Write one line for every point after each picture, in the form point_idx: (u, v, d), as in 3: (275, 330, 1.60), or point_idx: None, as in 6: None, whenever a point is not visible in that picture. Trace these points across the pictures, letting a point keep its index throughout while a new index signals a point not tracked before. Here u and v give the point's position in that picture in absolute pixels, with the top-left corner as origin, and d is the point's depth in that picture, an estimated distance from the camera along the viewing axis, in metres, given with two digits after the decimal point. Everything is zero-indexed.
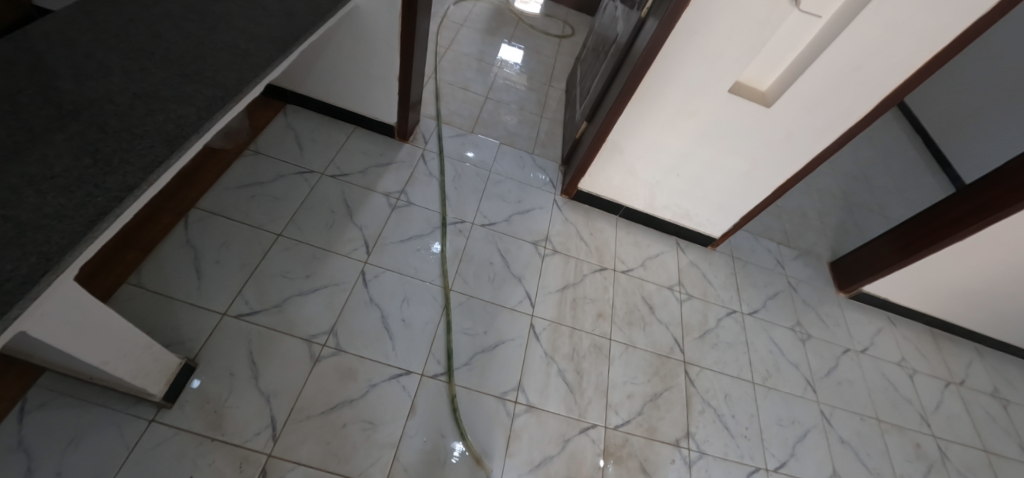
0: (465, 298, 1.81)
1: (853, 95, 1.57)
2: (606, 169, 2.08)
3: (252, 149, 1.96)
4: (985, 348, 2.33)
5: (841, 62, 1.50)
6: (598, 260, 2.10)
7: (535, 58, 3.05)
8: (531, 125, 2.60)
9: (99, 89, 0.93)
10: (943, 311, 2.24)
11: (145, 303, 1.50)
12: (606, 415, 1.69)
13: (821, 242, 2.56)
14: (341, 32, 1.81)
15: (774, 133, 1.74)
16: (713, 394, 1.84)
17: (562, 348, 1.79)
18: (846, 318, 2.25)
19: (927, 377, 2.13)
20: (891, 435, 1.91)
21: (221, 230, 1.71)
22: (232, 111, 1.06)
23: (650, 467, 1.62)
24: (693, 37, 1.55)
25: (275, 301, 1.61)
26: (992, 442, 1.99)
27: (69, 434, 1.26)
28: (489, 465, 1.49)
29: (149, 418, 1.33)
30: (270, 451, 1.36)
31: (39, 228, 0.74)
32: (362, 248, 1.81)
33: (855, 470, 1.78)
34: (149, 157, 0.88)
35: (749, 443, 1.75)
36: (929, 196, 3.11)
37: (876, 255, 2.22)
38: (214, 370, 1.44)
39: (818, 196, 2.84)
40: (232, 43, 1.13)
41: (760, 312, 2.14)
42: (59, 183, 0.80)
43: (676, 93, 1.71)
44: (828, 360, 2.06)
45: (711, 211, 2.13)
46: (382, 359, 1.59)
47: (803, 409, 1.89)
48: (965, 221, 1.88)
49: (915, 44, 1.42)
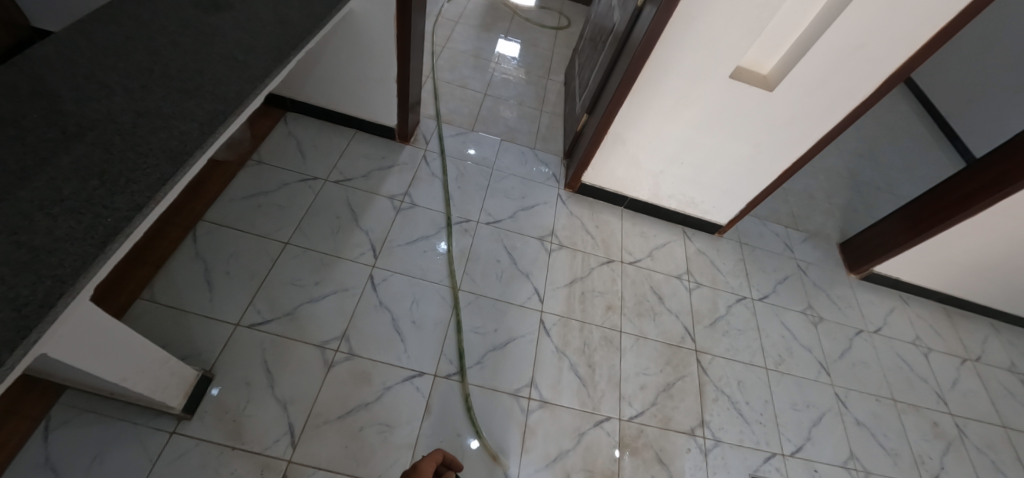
0: (475, 297, 1.82)
1: (857, 73, 1.55)
2: (608, 161, 2.07)
3: (255, 159, 1.97)
4: (1000, 323, 2.31)
5: (844, 41, 1.47)
6: (605, 252, 2.10)
7: (532, 51, 3.04)
8: (531, 119, 2.59)
9: (100, 109, 0.93)
10: (956, 288, 2.22)
11: (159, 317, 1.52)
12: (620, 408, 1.69)
13: (829, 223, 2.54)
14: (337, 36, 1.80)
15: (777, 116, 1.72)
16: (726, 381, 1.84)
17: (574, 342, 1.80)
18: (858, 298, 2.23)
19: (942, 355, 2.11)
20: (907, 415, 1.90)
21: (229, 242, 1.72)
22: (234, 124, 1.06)
23: (665, 457, 1.63)
24: (692, 23, 1.52)
25: (286, 309, 1.63)
26: (1011, 417, 1.98)
27: (93, 450, 1.28)
28: (506, 462, 1.51)
29: (171, 430, 1.35)
30: (290, 458, 1.38)
31: (54, 251, 0.76)
32: (369, 252, 1.82)
33: (872, 452, 1.78)
34: (154, 175, 0.88)
35: (764, 429, 1.75)
36: (938, 171, 3.08)
37: (885, 234, 2.19)
38: (231, 380, 1.47)
39: (825, 177, 2.81)
40: (230, 55, 1.13)
41: (770, 297, 2.13)
42: (68, 206, 0.81)
43: (677, 80, 1.70)
44: (842, 343, 2.05)
45: (716, 196, 2.12)
46: (395, 361, 1.61)
47: (817, 393, 1.88)
48: (975, 197, 1.86)
49: (919, 20, 1.39)
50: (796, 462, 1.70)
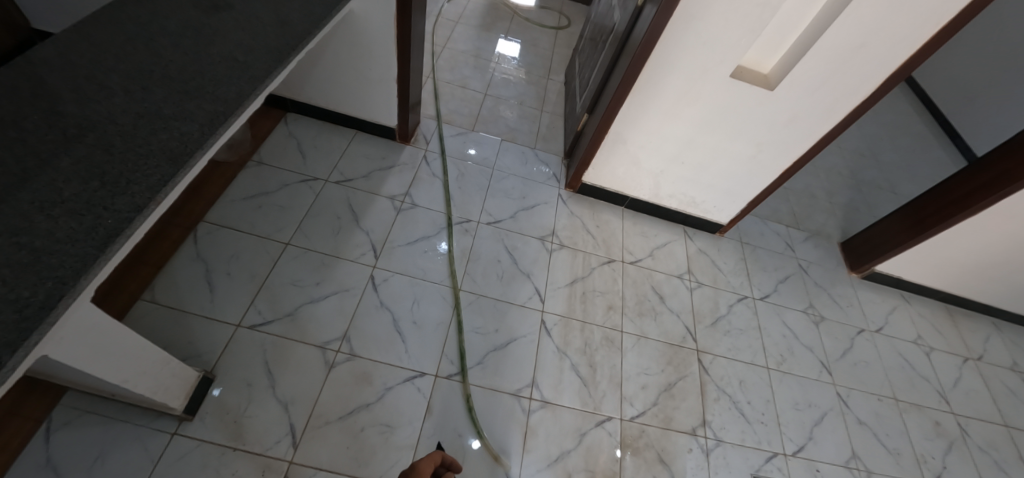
0: (476, 297, 1.82)
1: (859, 72, 1.54)
2: (609, 161, 2.07)
3: (255, 160, 1.97)
4: (1002, 322, 2.30)
5: (846, 40, 1.47)
6: (606, 252, 2.10)
7: (532, 51, 3.04)
8: (532, 119, 2.59)
9: (101, 110, 0.93)
10: (957, 287, 2.22)
11: (160, 318, 1.52)
12: (621, 408, 1.69)
13: (830, 222, 2.53)
14: (337, 37, 1.80)
15: (778, 115, 1.72)
16: (727, 381, 1.84)
17: (574, 342, 1.80)
18: (859, 298, 2.23)
19: (944, 354, 2.11)
20: (909, 414, 1.89)
21: (230, 243, 1.72)
22: (234, 125, 1.06)
23: (667, 457, 1.62)
24: (693, 23, 1.52)
25: (287, 310, 1.63)
26: (1013, 416, 1.97)
27: (95, 451, 1.28)
28: (507, 463, 1.51)
29: (172, 431, 1.35)
30: (292, 458, 1.38)
31: (54, 253, 0.76)
32: (369, 253, 1.82)
33: (874, 452, 1.78)
34: (154, 176, 0.88)
35: (766, 429, 1.75)
36: (939, 169, 3.07)
37: (886, 233, 2.19)
38: (232, 381, 1.47)
39: (826, 176, 2.81)
40: (230, 55, 1.13)
41: (771, 296, 2.13)
42: (69, 207, 0.81)
43: (677, 79, 1.69)
44: (843, 342, 2.05)
45: (717, 196, 2.12)
46: (395, 361, 1.60)
47: (818, 392, 1.88)
48: (976, 196, 1.86)
49: (921, 18, 1.38)
50: (798, 462, 1.70)
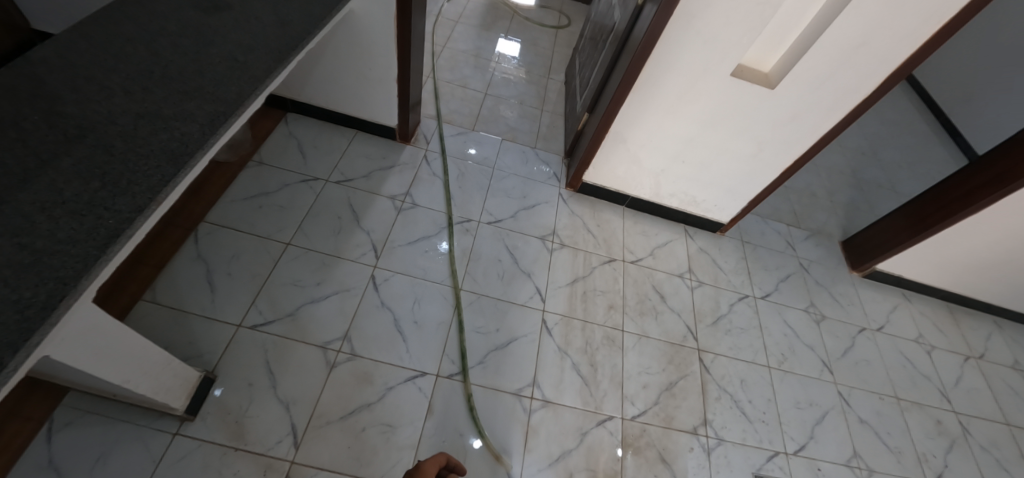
0: (476, 297, 1.82)
1: (859, 70, 1.54)
2: (609, 160, 2.07)
3: (255, 160, 1.96)
4: (1003, 321, 2.30)
5: (846, 38, 1.46)
6: (607, 252, 2.10)
7: (532, 50, 3.03)
8: (532, 119, 2.58)
9: (101, 111, 0.93)
10: (959, 285, 2.22)
11: (161, 318, 1.52)
12: (622, 407, 1.69)
13: (831, 221, 2.53)
14: (337, 36, 1.80)
15: (778, 114, 1.72)
16: (728, 380, 1.83)
17: (575, 342, 1.80)
18: (860, 296, 2.23)
19: (945, 353, 2.11)
20: (911, 413, 1.89)
21: (231, 243, 1.72)
22: (234, 125, 1.06)
23: (669, 456, 1.62)
24: (693, 22, 1.52)
25: (287, 310, 1.63)
26: (1015, 414, 1.97)
27: (96, 451, 1.28)
28: (509, 462, 1.51)
29: (174, 431, 1.35)
30: (293, 458, 1.38)
31: (54, 254, 0.76)
32: (370, 253, 1.82)
33: (876, 451, 1.77)
34: (155, 177, 0.88)
35: (767, 428, 1.75)
36: (940, 168, 3.07)
37: (888, 232, 2.19)
38: (234, 381, 1.47)
39: (827, 175, 2.80)
40: (230, 55, 1.13)
41: (772, 295, 2.13)
42: (70, 207, 0.81)
43: (677, 78, 1.69)
44: (844, 340, 2.05)
45: (718, 195, 2.11)
46: (396, 361, 1.60)
47: (820, 391, 1.88)
48: (977, 195, 1.85)
49: (922, 16, 1.38)
50: (799, 461, 1.70)
